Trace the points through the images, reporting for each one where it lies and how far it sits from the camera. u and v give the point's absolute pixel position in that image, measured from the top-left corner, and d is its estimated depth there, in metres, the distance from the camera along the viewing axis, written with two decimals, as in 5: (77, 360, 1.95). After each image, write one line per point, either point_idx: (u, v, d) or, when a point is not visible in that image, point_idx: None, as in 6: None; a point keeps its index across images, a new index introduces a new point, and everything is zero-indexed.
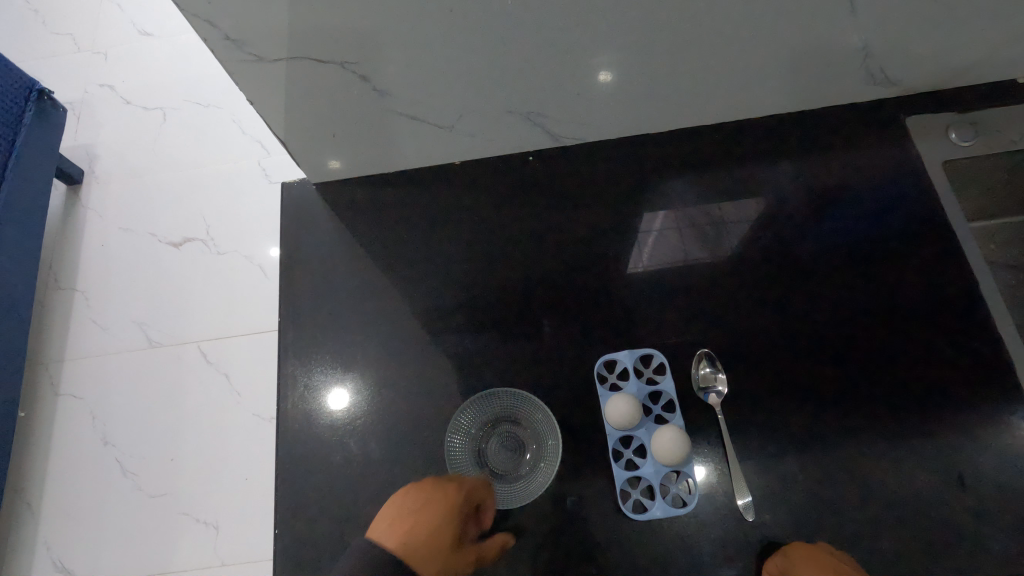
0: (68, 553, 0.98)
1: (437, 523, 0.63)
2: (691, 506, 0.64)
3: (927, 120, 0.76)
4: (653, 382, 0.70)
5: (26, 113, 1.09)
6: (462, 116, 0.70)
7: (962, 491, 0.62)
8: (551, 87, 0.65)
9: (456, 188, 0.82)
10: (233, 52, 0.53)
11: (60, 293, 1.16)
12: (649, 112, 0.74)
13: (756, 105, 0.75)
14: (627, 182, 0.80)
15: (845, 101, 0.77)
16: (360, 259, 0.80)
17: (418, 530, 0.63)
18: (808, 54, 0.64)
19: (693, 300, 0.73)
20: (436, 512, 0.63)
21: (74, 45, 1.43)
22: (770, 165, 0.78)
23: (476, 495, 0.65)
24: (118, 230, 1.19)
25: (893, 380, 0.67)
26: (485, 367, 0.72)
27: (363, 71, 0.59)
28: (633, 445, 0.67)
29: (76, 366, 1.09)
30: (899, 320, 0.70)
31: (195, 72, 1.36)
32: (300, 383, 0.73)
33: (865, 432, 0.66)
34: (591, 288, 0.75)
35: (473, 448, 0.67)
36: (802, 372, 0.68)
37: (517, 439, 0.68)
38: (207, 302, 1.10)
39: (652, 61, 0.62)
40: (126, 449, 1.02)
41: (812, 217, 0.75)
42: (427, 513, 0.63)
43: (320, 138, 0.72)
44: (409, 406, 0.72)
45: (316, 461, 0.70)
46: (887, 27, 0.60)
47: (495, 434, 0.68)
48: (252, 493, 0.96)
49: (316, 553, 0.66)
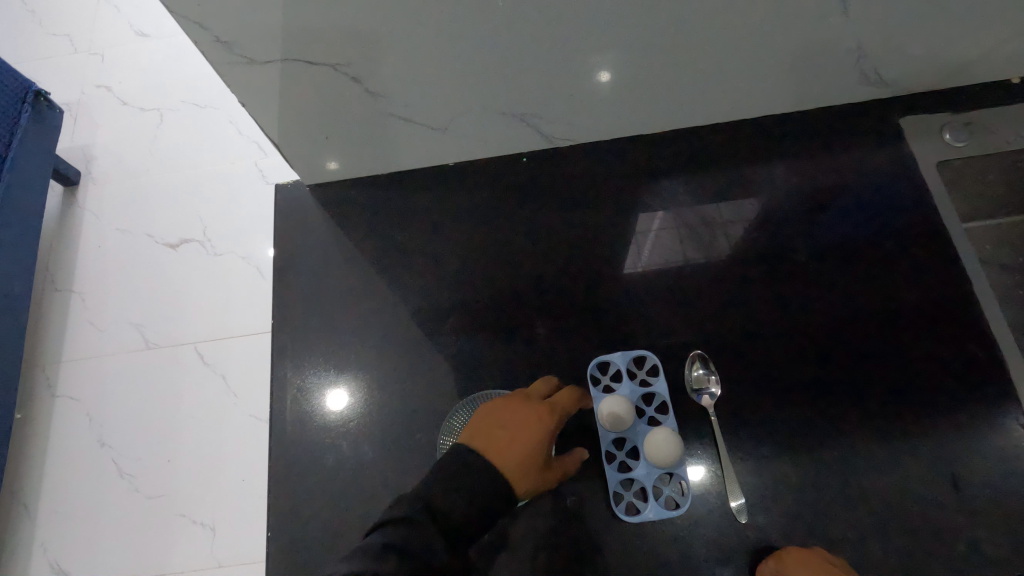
0: (64, 554, 0.97)
1: (530, 431, 0.64)
2: (683, 508, 0.63)
3: (920, 121, 0.76)
4: (646, 384, 0.69)
5: (22, 114, 1.09)
6: (455, 117, 0.70)
7: (955, 492, 0.62)
8: (545, 87, 0.65)
9: (450, 190, 0.82)
10: (224, 54, 0.53)
11: (57, 294, 1.16)
12: (643, 113, 0.74)
13: (750, 106, 0.75)
14: (621, 183, 0.80)
15: (838, 102, 0.77)
16: (354, 261, 0.80)
17: (516, 437, 0.63)
18: (801, 54, 0.63)
19: (687, 301, 0.73)
20: (529, 421, 0.65)
21: (70, 46, 1.42)
22: (763, 166, 0.78)
23: (562, 408, 0.67)
24: (114, 231, 1.19)
25: (886, 381, 0.67)
26: (478, 369, 0.72)
27: (355, 72, 0.59)
28: (626, 447, 0.67)
29: (72, 367, 1.09)
30: (893, 321, 0.70)
31: (192, 73, 1.36)
32: (295, 384, 0.73)
33: (858, 434, 0.66)
34: (585, 288, 0.75)
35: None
36: (795, 373, 0.68)
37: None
38: (203, 303, 1.10)
39: (646, 62, 0.62)
40: (123, 450, 1.02)
41: (806, 218, 0.75)
42: (522, 422, 0.64)
43: (313, 140, 0.72)
44: (403, 408, 0.71)
45: (310, 463, 0.70)
46: (880, 27, 0.59)
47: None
48: (249, 495, 0.96)
49: (310, 555, 0.66)
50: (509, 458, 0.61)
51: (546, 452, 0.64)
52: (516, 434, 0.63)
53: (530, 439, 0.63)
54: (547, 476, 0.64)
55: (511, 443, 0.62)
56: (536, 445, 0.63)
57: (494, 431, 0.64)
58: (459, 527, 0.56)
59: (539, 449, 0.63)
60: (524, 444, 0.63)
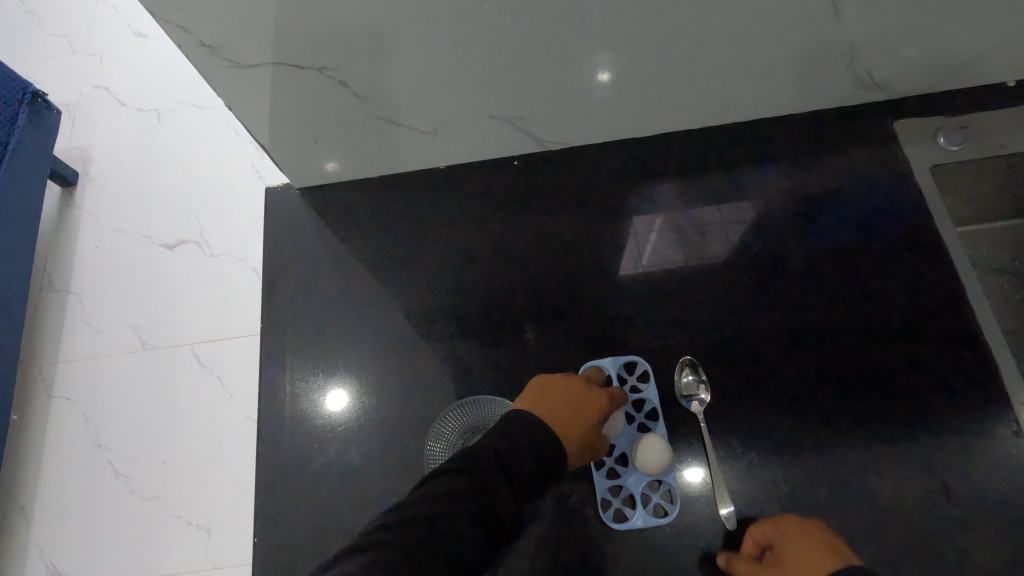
0: (60, 556, 0.97)
1: (591, 411, 0.61)
2: (672, 516, 0.63)
3: (914, 124, 0.75)
4: (637, 390, 0.69)
5: (19, 115, 1.09)
6: (446, 120, 0.69)
7: (947, 498, 0.62)
8: (536, 90, 0.64)
9: (442, 192, 0.82)
10: (209, 57, 0.52)
11: (54, 295, 1.16)
12: (635, 116, 0.73)
13: (742, 110, 0.75)
14: (612, 186, 0.79)
15: (831, 105, 0.76)
16: (346, 264, 0.79)
17: (576, 413, 0.60)
18: (793, 57, 0.63)
19: (679, 306, 0.72)
20: (591, 399, 0.62)
21: (69, 47, 1.42)
22: (756, 170, 0.78)
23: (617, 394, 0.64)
24: (111, 232, 1.19)
25: (878, 387, 0.67)
26: (468, 374, 0.72)
27: (342, 76, 0.58)
28: (615, 453, 0.66)
29: (68, 368, 1.09)
30: (885, 326, 0.69)
31: (189, 74, 1.36)
32: (285, 387, 0.73)
33: (849, 441, 0.65)
34: (577, 293, 0.74)
35: (446, 448, 0.66)
36: (786, 379, 0.68)
37: (473, 430, 0.67)
38: (200, 304, 1.10)
39: (635, 65, 0.61)
40: (119, 452, 1.01)
41: (798, 222, 0.75)
42: (583, 399, 0.61)
43: (302, 143, 0.71)
44: (393, 413, 0.71)
45: (300, 468, 0.69)
46: (873, 31, 0.59)
47: (455, 431, 0.67)
48: (243, 497, 0.96)
49: (299, 560, 0.66)
50: (568, 432, 0.59)
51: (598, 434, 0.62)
52: (575, 409, 0.60)
53: (588, 418, 0.60)
54: (588, 453, 0.62)
55: (574, 417, 0.59)
56: (591, 427, 0.60)
57: (553, 399, 0.61)
58: (526, 480, 0.53)
59: (593, 430, 0.61)
60: (582, 423, 0.60)
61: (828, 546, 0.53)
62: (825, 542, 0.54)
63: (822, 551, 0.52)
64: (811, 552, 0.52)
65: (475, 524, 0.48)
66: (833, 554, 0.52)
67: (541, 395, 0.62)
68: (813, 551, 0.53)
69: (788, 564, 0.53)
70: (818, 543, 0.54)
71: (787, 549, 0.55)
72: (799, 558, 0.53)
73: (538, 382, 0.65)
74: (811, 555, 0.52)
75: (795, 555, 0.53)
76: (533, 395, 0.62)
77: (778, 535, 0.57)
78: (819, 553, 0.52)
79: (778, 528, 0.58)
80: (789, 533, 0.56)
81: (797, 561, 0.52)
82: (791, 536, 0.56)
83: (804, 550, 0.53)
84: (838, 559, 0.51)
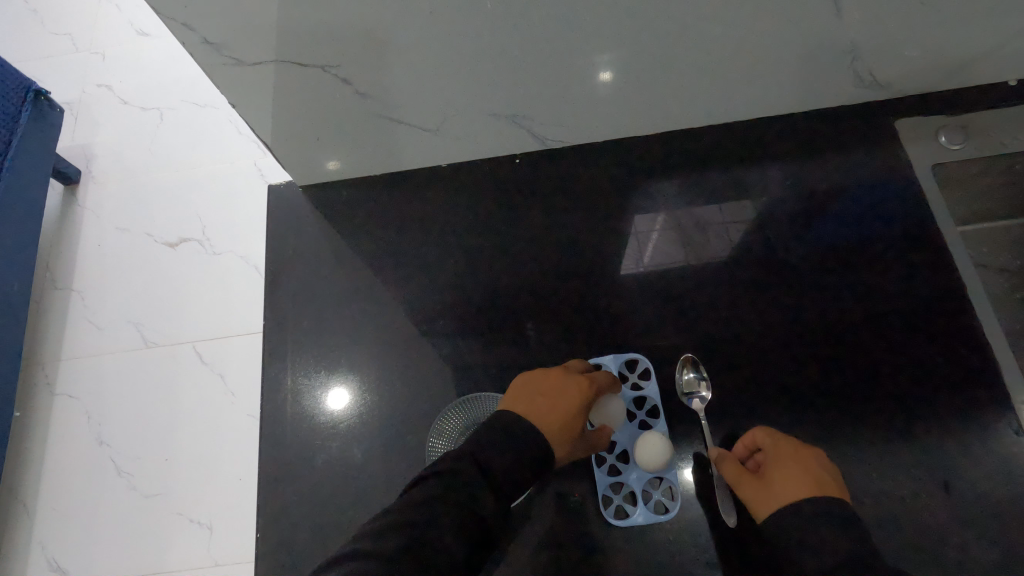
0: (62, 553, 0.98)
1: (575, 403, 0.60)
2: (672, 513, 0.63)
3: (915, 123, 0.76)
4: (637, 387, 0.69)
5: (22, 114, 1.09)
6: (448, 118, 0.69)
7: (946, 497, 0.62)
8: (537, 88, 0.65)
9: (444, 191, 0.82)
10: (211, 55, 0.53)
11: (56, 292, 1.16)
12: (637, 115, 0.74)
13: (744, 109, 0.75)
14: (614, 184, 0.80)
15: (833, 104, 0.76)
16: (347, 261, 0.80)
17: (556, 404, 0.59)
18: (794, 56, 0.63)
19: (680, 304, 0.73)
20: (571, 390, 0.61)
21: (72, 45, 1.43)
22: (758, 168, 0.78)
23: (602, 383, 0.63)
24: (113, 229, 1.19)
25: (879, 385, 0.67)
26: (470, 371, 0.72)
27: (345, 74, 0.59)
28: (616, 451, 0.67)
29: (70, 366, 1.10)
30: (886, 324, 0.69)
31: (192, 72, 1.36)
32: (287, 384, 0.74)
33: (849, 439, 0.65)
34: (578, 291, 0.74)
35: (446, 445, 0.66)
36: (787, 377, 0.68)
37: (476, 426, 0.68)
38: (202, 302, 1.10)
39: (636, 64, 0.62)
40: (121, 449, 1.02)
41: (799, 221, 0.75)
42: (562, 391, 0.61)
43: (305, 141, 0.71)
44: (394, 410, 0.71)
45: (301, 465, 0.70)
46: (873, 30, 0.59)
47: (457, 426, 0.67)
48: (244, 495, 0.96)
49: (301, 556, 0.66)
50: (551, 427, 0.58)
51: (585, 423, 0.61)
52: (555, 403, 0.60)
53: (573, 411, 0.59)
54: (581, 445, 0.61)
55: (555, 409, 0.59)
56: (577, 419, 0.59)
57: (531, 396, 0.61)
58: (506, 480, 0.53)
59: (580, 422, 0.60)
60: (568, 416, 0.59)
61: (812, 472, 0.56)
62: (812, 467, 0.56)
63: (805, 479, 0.55)
64: (794, 478, 0.55)
65: (461, 527, 0.48)
66: (815, 484, 0.54)
67: (519, 394, 0.62)
68: (796, 476, 0.55)
69: (768, 482, 0.57)
70: (804, 467, 0.56)
71: (773, 465, 0.58)
72: (781, 481, 0.56)
73: (516, 384, 0.64)
74: (792, 479, 0.55)
75: (777, 477, 0.56)
76: (511, 396, 0.62)
77: (768, 448, 0.60)
78: (802, 482, 0.55)
79: (772, 441, 0.60)
80: (780, 449, 0.59)
81: (777, 484, 0.56)
82: (779, 454, 0.58)
83: (788, 473, 0.56)
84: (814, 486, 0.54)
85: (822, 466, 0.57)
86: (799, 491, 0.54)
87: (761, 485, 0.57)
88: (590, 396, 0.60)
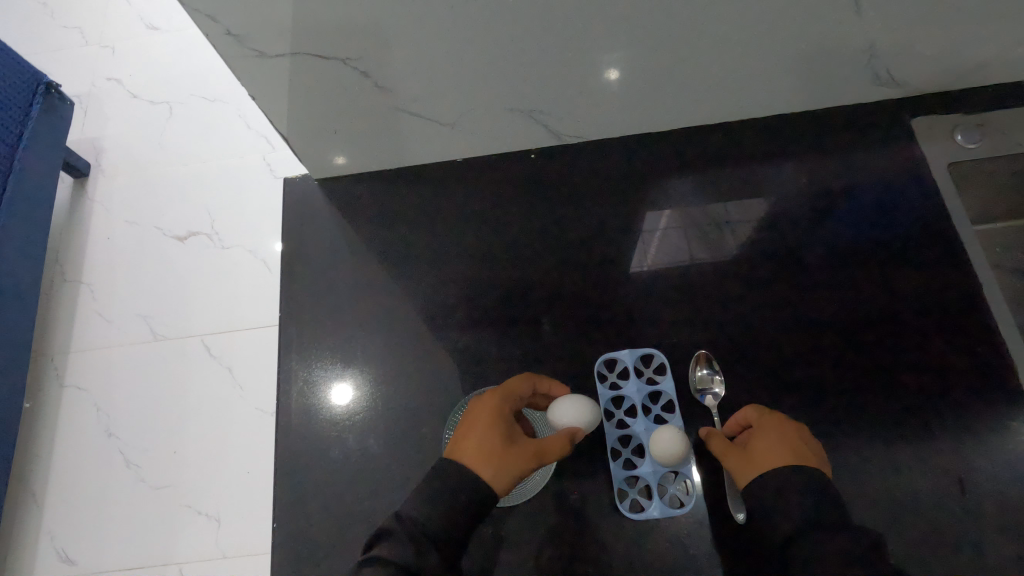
0: (71, 544, 0.98)
1: (484, 423, 0.60)
2: (688, 507, 0.64)
3: (932, 122, 0.75)
4: (653, 382, 0.69)
5: (33, 107, 1.09)
6: (464, 112, 0.70)
7: (962, 494, 0.62)
8: (555, 83, 0.65)
9: (458, 185, 0.82)
10: (235, 47, 0.53)
11: (67, 285, 1.17)
12: (653, 111, 0.74)
13: (760, 105, 0.75)
14: (629, 180, 0.80)
15: (849, 102, 0.76)
16: (361, 255, 0.80)
17: (471, 429, 0.60)
18: (814, 52, 0.63)
19: (694, 300, 0.73)
20: (484, 411, 0.61)
21: (82, 38, 1.43)
22: (773, 166, 0.78)
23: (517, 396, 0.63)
24: (123, 222, 1.20)
25: (894, 383, 0.67)
26: (484, 365, 0.72)
27: (365, 67, 0.59)
28: (632, 445, 0.67)
29: (80, 357, 1.10)
30: (902, 322, 0.69)
31: (201, 67, 1.37)
32: (301, 377, 0.74)
33: (864, 436, 0.65)
34: (592, 286, 0.75)
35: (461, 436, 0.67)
36: (802, 373, 0.68)
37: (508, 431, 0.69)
38: (211, 296, 1.11)
39: (656, 59, 0.62)
40: (130, 441, 1.02)
41: (815, 218, 0.75)
42: (477, 416, 0.62)
43: (321, 134, 0.72)
44: (408, 403, 0.72)
45: (315, 457, 0.70)
46: (894, 28, 0.59)
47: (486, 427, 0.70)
48: (252, 488, 0.97)
49: (315, 547, 0.66)
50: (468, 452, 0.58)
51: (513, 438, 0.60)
52: (471, 428, 0.61)
53: (484, 430, 0.59)
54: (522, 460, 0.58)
55: (469, 434, 0.60)
56: (492, 433, 0.59)
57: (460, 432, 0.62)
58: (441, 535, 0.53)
59: (498, 435, 0.59)
60: (480, 437, 0.58)
61: (791, 445, 0.58)
62: (793, 441, 0.59)
63: (786, 452, 0.58)
64: (774, 451, 0.58)
65: None
66: (792, 457, 0.57)
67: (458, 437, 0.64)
68: (776, 450, 0.58)
69: (751, 453, 0.60)
70: (784, 441, 0.59)
71: (755, 441, 0.60)
72: (760, 455, 0.59)
73: None
74: (773, 451, 0.58)
75: (760, 449, 0.59)
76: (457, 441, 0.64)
77: (757, 424, 0.63)
78: (781, 455, 0.58)
79: (761, 415, 0.63)
80: (766, 423, 0.61)
81: (759, 455, 0.59)
82: (766, 428, 0.61)
83: (770, 447, 0.59)
84: (794, 457, 0.57)
85: (803, 441, 0.60)
86: (777, 462, 0.57)
87: (743, 455, 0.60)
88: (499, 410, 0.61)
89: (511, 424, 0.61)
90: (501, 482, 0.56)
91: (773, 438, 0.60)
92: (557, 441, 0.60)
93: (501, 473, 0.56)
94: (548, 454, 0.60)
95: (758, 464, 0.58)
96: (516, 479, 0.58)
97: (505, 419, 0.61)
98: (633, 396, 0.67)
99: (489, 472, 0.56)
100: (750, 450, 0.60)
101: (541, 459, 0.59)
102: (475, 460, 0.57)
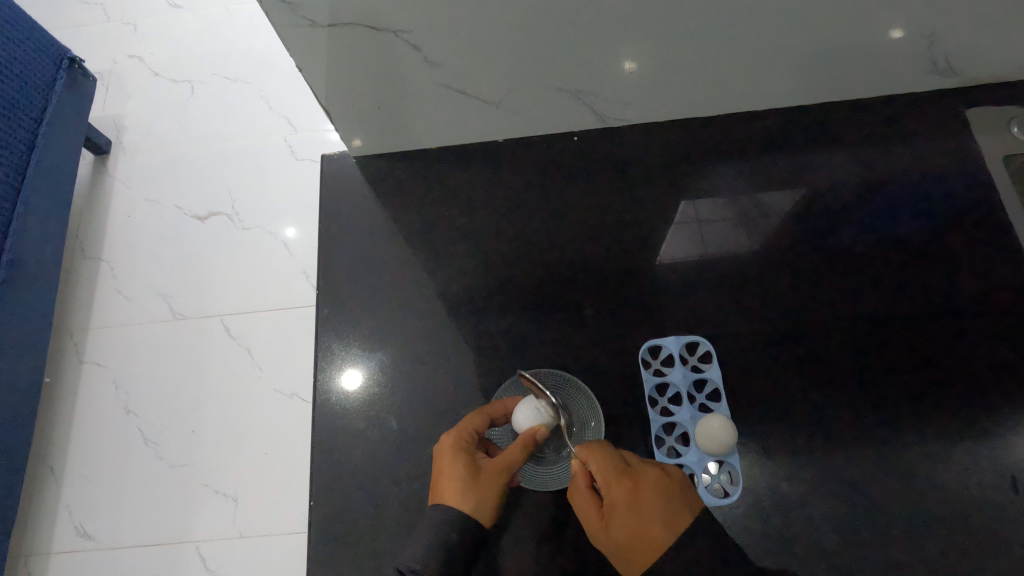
0: (88, 520, 0.97)
1: (448, 458, 0.59)
2: (732, 498, 0.63)
3: (990, 113, 0.75)
4: (698, 370, 0.68)
5: (58, 81, 1.06)
6: (511, 91, 0.68)
7: (1014, 491, 0.62)
8: (608, 65, 0.63)
9: (498, 167, 0.81)
10: (287, 14, 0.51)
11: (85, 261, 1.15)
12: (701, 95, 0.73)
13: (811, 92, 0.73)
14: (673, 166, 0.79)
15: (901, 91, 0.75)
16: (397, 237, 0.79)
17: (437, 470, 0.59)
18: (875, 41, 0.62)
19: (740, 287, 0.72)
20: (443, 449, 0.61)
21: (104, 15, 1.42)
22: (822, 157, 0.77)
23: (470, 425, 0.62)
24: (143, 201, 1.19)
25: (946, 378, 0.66)
26: (525, 349, 0.72)
27: (416, 40, 0.57)
28: (676, 433, 0.66)
29: (100, 334, 1.09)
30: (953, 317, 0.69)
31: (226, 45, 1.35)
32: (334, 357, 0.73)
33: (915, 431, 0.65)
34: (636, 272, 0.74)
35: (508, 432, 0.68)
36: (848, 366, 0.68)
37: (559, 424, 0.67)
38: (233, 276, 1.10)
39: (715, 42, 0.60)
40: (149, 419, 1.02)
41: (865, 211, 0.74)
42: (439, 453, 0.61)
43: (364, 109, 0.70)
44: (447, 384, 0.71)
45: (349, 438, 0.70)
46: (964, 17, 0.58)
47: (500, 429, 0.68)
48: (269, 470, 0.96)
49: (352, 529, 0.66)
50: (442, 491, 0.58)
51: (476, 464, 0.59)
52: (438, 468, 0.60)
53: (449, 468, 0.59)
54: (495, 481, 0.58)
55: (438, 475, 0.59)
56: (456, 468, 0.58)
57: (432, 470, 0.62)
58: None
59: (463, 468, 0.58)
60: (447, 477, 0.58)
61: (654, 524, 0.54)
62: (651, 513, 0.55)
63: (648, 534, 0.54)
64: (640, 538, 0.55)
65: None
66: (660, 537, 0.54)
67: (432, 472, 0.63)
68: (642, 534, 0.55)
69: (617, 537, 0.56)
70: (645, 519, 0.55)
71: (620, 525, 0.56)
72: (630, 544, 0.55)
73: None
74: (638, 536, 0.55)
75: (628, 536, 0.56)
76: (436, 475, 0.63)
77: (606, 491, 0.58)
78: (651, 537, 0.54)
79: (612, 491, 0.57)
80: (620, 499, 0.56)
81: (628, 544, 0.56)
82: (623, 506, 0.56)
83: (633, 533, 0.55)
84: (661, 538, 0.54)
85: (667, 503, 0.55)
86: (649, 551, 0.54)
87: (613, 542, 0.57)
88: (459, 445, 0.60)
89: (472, 451, 0.60)
90: (485, 509, 0.57)
91: (632, 520, 0.55)
92: (517, 450, 0.59)
93: (481, 501, 0.57)
94: (514, 466, 0.59)
95: (632, 554, 0.55)
96: (497, 499, 0.58)
97: (464, 450, 0.60)
98: (679, 383, 0.66)
99: (469, 506, 0.56)
100: (615, 534, 0.57)
101: (510, 471, 0.59)
102: (453, 499, 0.57)
